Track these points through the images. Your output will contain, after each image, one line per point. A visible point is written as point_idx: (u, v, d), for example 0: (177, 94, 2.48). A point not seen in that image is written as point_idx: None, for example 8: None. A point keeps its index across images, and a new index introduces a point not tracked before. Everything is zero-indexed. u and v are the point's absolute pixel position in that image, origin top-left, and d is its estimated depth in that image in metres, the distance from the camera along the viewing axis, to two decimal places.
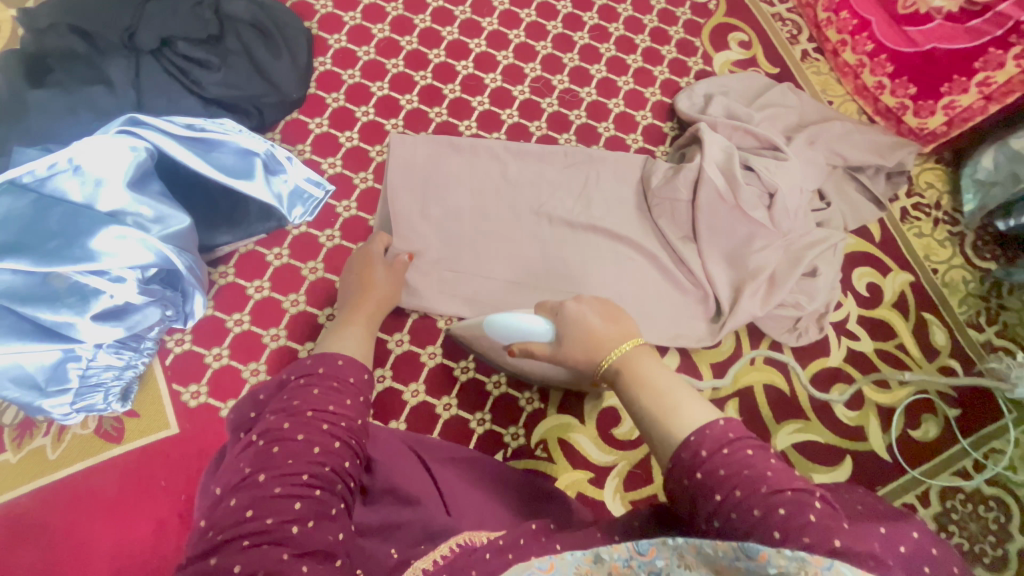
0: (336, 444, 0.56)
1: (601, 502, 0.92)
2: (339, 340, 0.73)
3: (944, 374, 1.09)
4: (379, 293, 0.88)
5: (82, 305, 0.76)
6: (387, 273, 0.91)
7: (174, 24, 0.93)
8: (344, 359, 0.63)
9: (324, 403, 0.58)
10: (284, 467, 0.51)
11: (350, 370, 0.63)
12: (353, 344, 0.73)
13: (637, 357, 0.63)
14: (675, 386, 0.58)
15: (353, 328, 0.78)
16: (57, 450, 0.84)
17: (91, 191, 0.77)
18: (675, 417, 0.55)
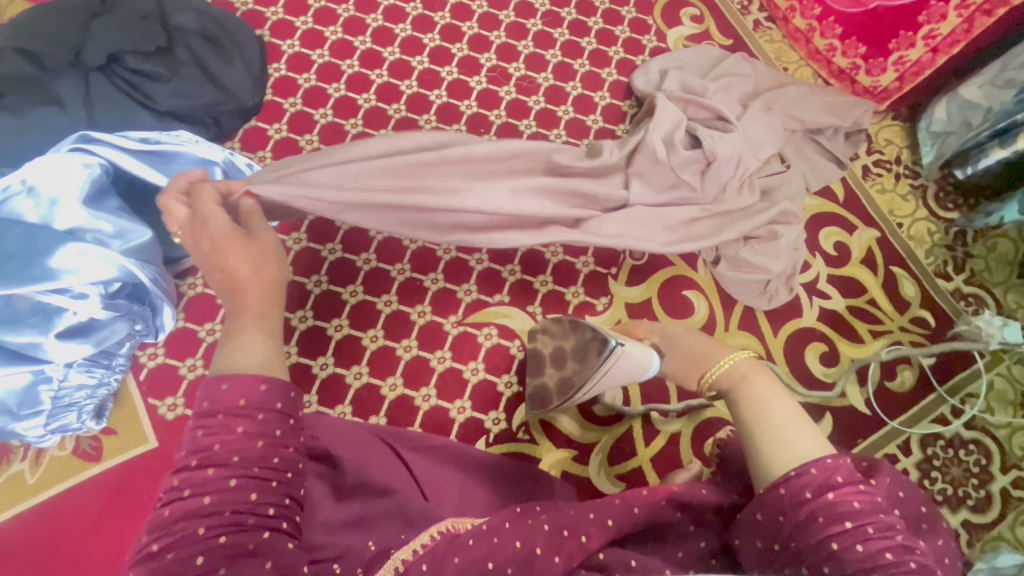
0: (232, 482, 0.43)
1: (586, 479, 0.93)
2: (236, 353, 0.50)
3: (916, 325, 1.11)
4: (259, 260, 0.61)
5: (46, 324, 0.77)
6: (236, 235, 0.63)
7: (121, 39, 0.93)
8: (230, 383, 0.47)
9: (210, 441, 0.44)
10: (176, 531, 0.40)
11: (239, 390, 0.46)
12: (257, 350, 0.51)
13: (754, 379, 0.64)
14: (793, 414, 0.58)
15: (249, 328, 0.54)
16: (35, 474, 0.83)
17: (47, 211, 0.78)
18: (782, 441, 0.55)
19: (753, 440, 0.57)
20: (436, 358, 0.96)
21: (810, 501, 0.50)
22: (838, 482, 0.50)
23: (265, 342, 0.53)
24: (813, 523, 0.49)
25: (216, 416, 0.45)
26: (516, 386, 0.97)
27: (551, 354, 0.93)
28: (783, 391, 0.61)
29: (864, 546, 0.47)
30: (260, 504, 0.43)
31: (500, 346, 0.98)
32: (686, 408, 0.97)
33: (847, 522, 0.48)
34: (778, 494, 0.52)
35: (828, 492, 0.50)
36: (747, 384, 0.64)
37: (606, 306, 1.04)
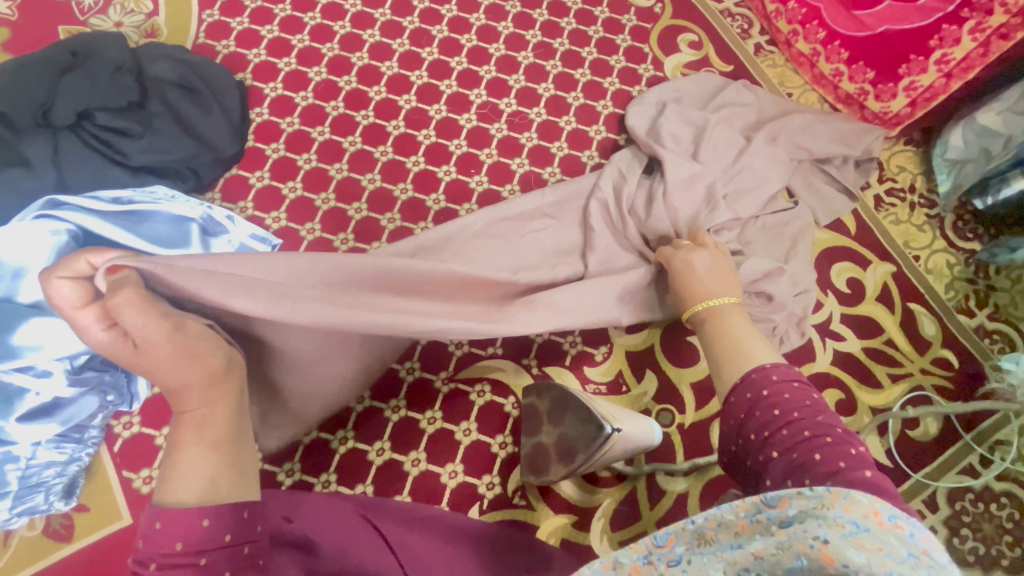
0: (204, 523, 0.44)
1: (587, 547, 0.87)
2: (175, 481, 0.47)
3: (937, 366, 1.04)
4: (189, 358, 0.53)
5: (7, 408, 0.74)
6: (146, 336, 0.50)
7: (92, 96, 0.91)
8: (162, 519, 0.44)
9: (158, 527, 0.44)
10: None
11: (177, 531, 0.43)
12: (196, 473, 0.47)
13: (725, 312, 0.67)
14: (751, 334, 0.62)
15: (190, 447, 0.49)
16: (3, 557, 0.79)
17: (10, 284, 0.75)
18: (740, 357, 0.58)
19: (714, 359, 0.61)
20: (426, 419, 0.91)
21: (751, 398, 0.53)
22: (772, 379, 0.53)
23: (207, 459, 0.49)
24: (751, 417, 0.52)
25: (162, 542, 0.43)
26: (511, 447, 0.91)
27: (549, 410, 0.87)
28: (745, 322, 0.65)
29: (788, 430, 0.49)
30: None
31: (493, 404, 0.93)
32: (695, 466, 0.91)
33: (776, 409, 0.51)
34: (729, 403, 0.55)
35: (763, 389, 0.53)
36: (716, 317, 0.67)
37: (605, 356, 0.98)
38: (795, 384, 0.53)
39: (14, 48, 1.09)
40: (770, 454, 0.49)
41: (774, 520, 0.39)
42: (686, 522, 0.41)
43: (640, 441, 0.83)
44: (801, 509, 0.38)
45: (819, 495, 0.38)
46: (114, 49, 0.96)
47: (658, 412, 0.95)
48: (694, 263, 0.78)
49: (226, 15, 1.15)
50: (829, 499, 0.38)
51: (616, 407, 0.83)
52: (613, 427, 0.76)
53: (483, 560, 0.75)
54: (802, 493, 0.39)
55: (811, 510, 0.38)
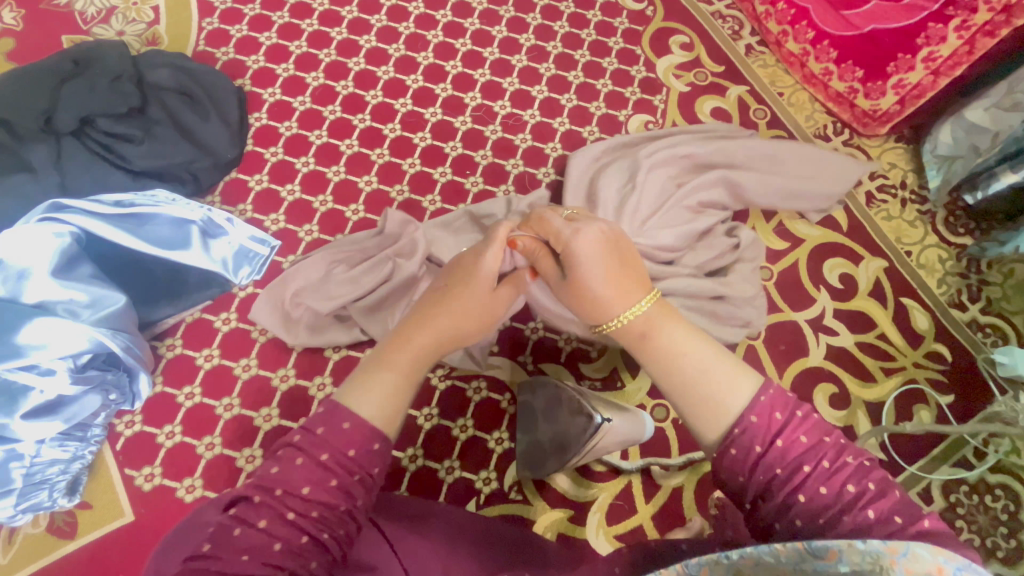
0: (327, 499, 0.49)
1: (584, 541, 0.87)
2: (365, 390, 0.56)
3: (931, 359, 1.05)
4: (478, 323, 0.70)
5: (12, 405, 0.75)
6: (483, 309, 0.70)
7: (93, 103, 0.93)
8: (351, 423, 0.53)
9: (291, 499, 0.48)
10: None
11: (351, 439, 0.52)
12: (380, 400, 0.56)
13: (664, 329, 0.60)
14: (712, 357, 0.56)
15: (393, 373, 0.59)
16: (8, 553, 0.80)
17: (14, 285, 0.76)
18: (715, 402, 0.53)
19: (679, 402, 0.56)
20: (423, 416, 0.93)
21: (760, 454, 0.49)
22: (778, 421, 0.49)
23: (394, 398, 0.58)
24: (773, 477, 0.48)
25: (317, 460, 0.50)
26: (507, 442, 0.92)
27: (543, 405, 0.87)
28: (699, 338, 0.59)
29: (823, 488, 0.46)
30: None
31: (490, 400, 0.94)
32: (689, 459, 0.92)
33: (805, 467, 0.47)
34: (731, 455, 0.50)
35: (776, 438, 0.49)
36: (664, 341, 0.59)
37: (600, 353, 0.99)
38: (798, 413, 0.50)
39: (18, 57, 1.12)
40: (815, 520, 0.46)
41: (819, 570, 0.40)
42: (720, 555, 0.42)
43: (633, 434, 0.84)
44: (852, 566, 0.39)
45: (875, 552, 0.39)
46: (115, 57, 0.98)
47: (654, 407, 0.97)
48: (585, 251, 0.66)
49: (225, 23, 1.17)
50: (886, 556, 0.39)
51: (607, 401, 0.84)
52: (602, 416, 0.77)
53: (480, 547, 0.76)
54: (853, 545, 0.40)
55: (863, 569, 0.39)
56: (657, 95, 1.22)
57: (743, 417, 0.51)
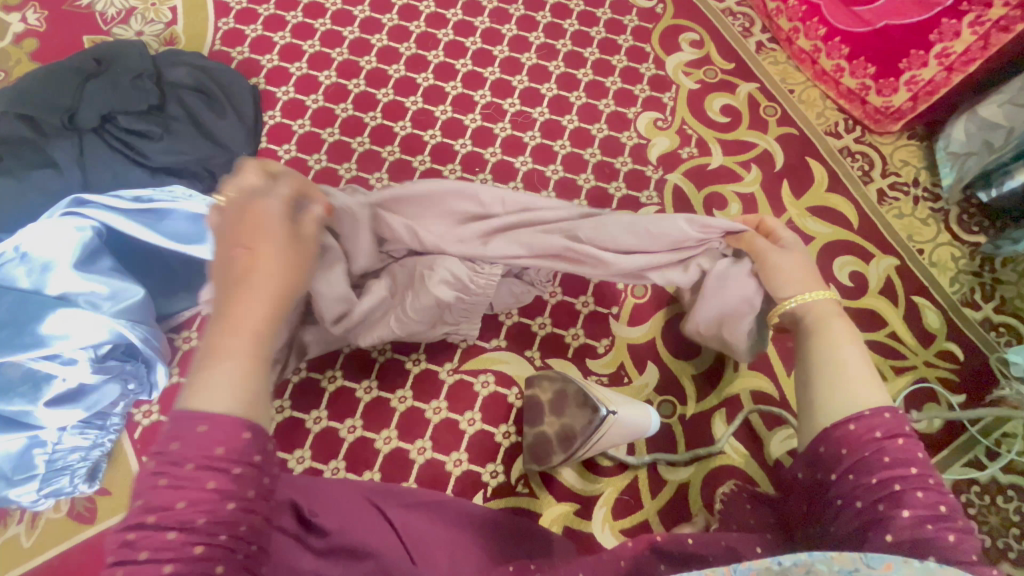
0: (196, 551, 0.39)
1: (590, 535, 0.88)
2: (211, 385, 0.44)
3: (942, 358, 1.04)
4: (280, 270, 0.52)
5: (35, 393, 0.78)
6: (286, 240, 0.53)
7: (114, 100, 0.96)
8: (210, 424, 0.43)
9: (137, 549, 0.39)
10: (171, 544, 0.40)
11: (223, 437, 0.43)
12: (236, 387, 0.45)
13: (824, 323, 0.63)
14: (861, 364, 0.57)
15: (235, 351, 0.46)
16: (31, 537, 0.83)
17: (39, 277, 0.79)
18: (848, 394, 0.55)
19: (811, 380, 0.58)
20: (431, 409, 0.94)
21: (880, 440, 0.51)
22: (906, 431, 0.52)
23: (250, 371, 0.46)
24: (879, 460, 0.50)
25: (184, 465, 0.42)
26: (514, 436, 0.93)
27: (551, 400, 0.88)
28: (853, 341, 0.60)
29: (923, 495, 0.48)
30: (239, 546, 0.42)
31: (498, 394, 0.95)
32: (695, 455, 0.93)
33: (914, 467, 0.49)
34: (849, 430, 0.52)
35: (898, 437, 0.51)
36: (824, 330, 0.62)
37: (607, 349, 1.00)
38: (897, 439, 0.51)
39: (42, 57, 1.15)
40: (898, 512, 0.47)
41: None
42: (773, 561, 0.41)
43: (640, 426, 0.85)
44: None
45: (928, 568, 0.40)
46: (136, 56, 1.01)
47: (660, 403, 0.97)
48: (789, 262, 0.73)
49: (241, 23, 1.20)
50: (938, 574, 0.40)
51: (612, 393, 0.85)
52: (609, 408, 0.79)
53: (485, 539, 0.78)
54: (910, 562, 0.40)
55: None
56: (666, 92, 1.22)
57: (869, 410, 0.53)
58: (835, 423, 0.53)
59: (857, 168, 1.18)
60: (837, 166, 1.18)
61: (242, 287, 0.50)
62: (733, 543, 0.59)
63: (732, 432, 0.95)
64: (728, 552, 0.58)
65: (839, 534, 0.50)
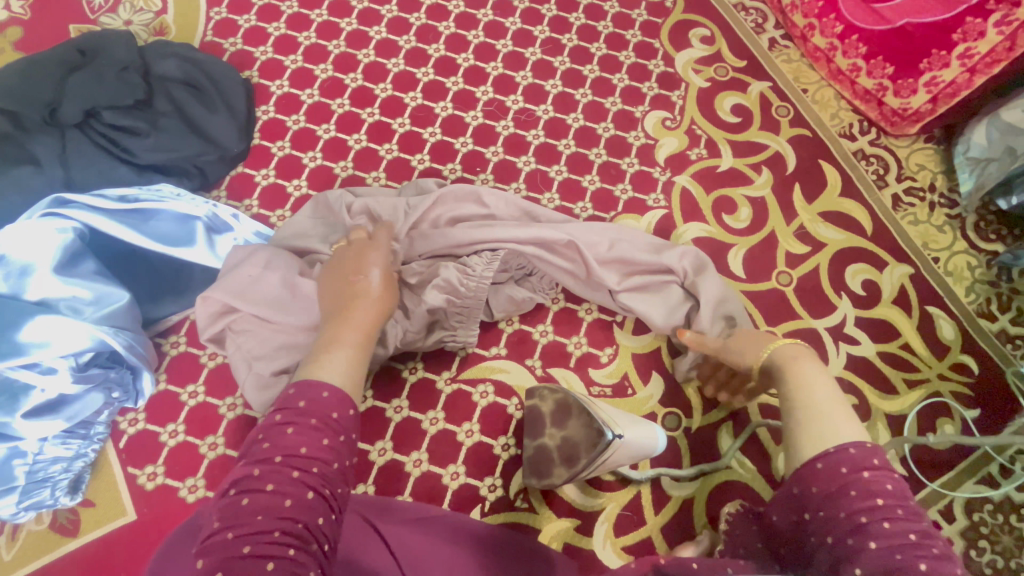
0: (309, 494, 0.48)
1: (591, 552, 0.85)
2: (327, 365, 0.59)
3: (956, 371, 1.01)
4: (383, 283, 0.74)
5: (12, 404, 0.74)
6: (387, 273, 0.76)
7: (98, 94, 0.92)
8: (331, 391, 0.55)
9: (263, 482, 0.48)
10: (256, 520, 0.46)
11: (335, 403, 0.55)
12: (345, 371, 0.60)
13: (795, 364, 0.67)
14: (834, 400, 0.60)
15: (347, 344, 0.64)
16: (11, 550, 0.80)
17: (17, 282, 0.75)
18: (824, 433, 0.56)
19: (791, 423, 0.59)
20: (428, 420, 0.91)
21: (845, 476, 0.52)
22: (874, 464, 0.52)
23: (354, 361, 0.62)
24: (845, 495, 0.51)
25: (310, 418, 0.53)
26: (514, 449, 0.90)
27: (551, 413, 0.85)
28: (824, 379, 0.64)
29: (890, 524, 0.48)
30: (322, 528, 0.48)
31: (497, 404, 0.92)
32: (700, 470, 0.90)
33: (880, 499, 0.49)
34: (815, 469, 0.54)
35: (864, 470, 0.52)
36: (795, 370, 0.66)
37: (611, 358, 0.96)
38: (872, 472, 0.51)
39: (26, 47, 1.11)
40: (865, 544, 0.47)
41: None
42: None
43: (646, 447, 0.81)
44: None
45: None
46: (121, 47, 0.97)
47: (665, 415, 0.94)
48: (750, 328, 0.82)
49: (234, 12, 1.15)
50: None
51: (618, 412, 0.82)
52: (614, 433, 0.74)
53: (482, 557, 0.75)
54: None
55: None
56: (675, 91, 1.18)
57: (843, 446, 0.54)
58: (804, 462, 0.55)
59: (871, 172, 1.14)
60: (851, 169, 1.14)
61: (354, 302, 0.71)
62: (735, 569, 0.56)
63: (738, 446, 0.92)
64: None
65: (819, 569, 0.50)
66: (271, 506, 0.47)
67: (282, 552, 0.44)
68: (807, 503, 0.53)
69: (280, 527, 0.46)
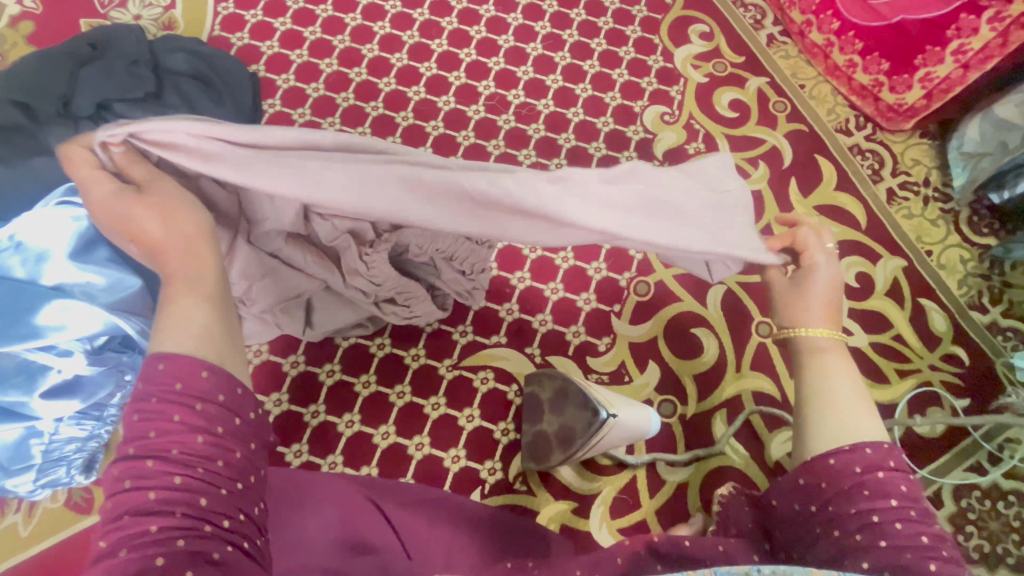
0: (178, 478, 0.40)
1: (587, 533, 0.88)
2: (162, 332, 0.46)
3: (947, 362, 1.03)
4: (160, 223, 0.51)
5: (30, 384, 0.77)
6: (163, 215, 0.52)
7: (110, 87, 0.94)
8: (166, 360, 0.43)
9: (122, 479, 0.40)
10: (130, 525, 0.39)
11: (180, 369, 0.43)
12: (188, 324, 0.46)
13: (827, 357, 0.62)
14: (855, 393, 0.59)
15: (180, 296, 0.48)
16: (28, 526, 0.84)
17: (34, 267, 0.76)
18: (838, 428, 0.56)
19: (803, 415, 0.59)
20: (430, 405, 0.93)
21: (859, 474, 0.52)
22: (890, 465, 0.52)
23: (197, 311, 0.47)
24: (858, 494, 0.51)
25: (151, 398, 0.42)
26: (513, 433, 0.93)
27: (550, 398, 0.88)
28: (851, 377, 0.61)
29: (888, 517, 0.49)
30: (211, 509, 0.40)
31: (497, 391, 0.95)
32: (695, 455, 0.92)
33: (894, 499, 0.50)
34: (830, 464, 0.53)
35: (878, 469, 0.52)
36: (817, 363, 0.62)
37: (609, 346, 0.99)
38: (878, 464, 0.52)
39: (38, 41, 1.13)
40: (876, 541, 0.48)
41: None
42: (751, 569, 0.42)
43: (638, 429, 0.84)
44: None
45: None
46: (131, 42, 0.99)
47: (661, 402, 0.96)
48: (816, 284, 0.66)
49: (242, 8, 1.17)
50: None
51: (612, 395, 0.84)
52: (608, 412, 0.77)
53: (481, 537, 0.78)
54: None
55: None
56: (674, 86, 1.19)
57: (855, 445, 0.54)
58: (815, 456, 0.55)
59: (866, 167, 1.15)
60: (846, 164, 1.16)
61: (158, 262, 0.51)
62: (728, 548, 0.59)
63: (733, 432, 0.94)
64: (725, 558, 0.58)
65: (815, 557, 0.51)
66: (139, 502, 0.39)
67: (169, 547, 0.38)
68: (816, 496, 0.54)
69: (157, 521, 0.38)
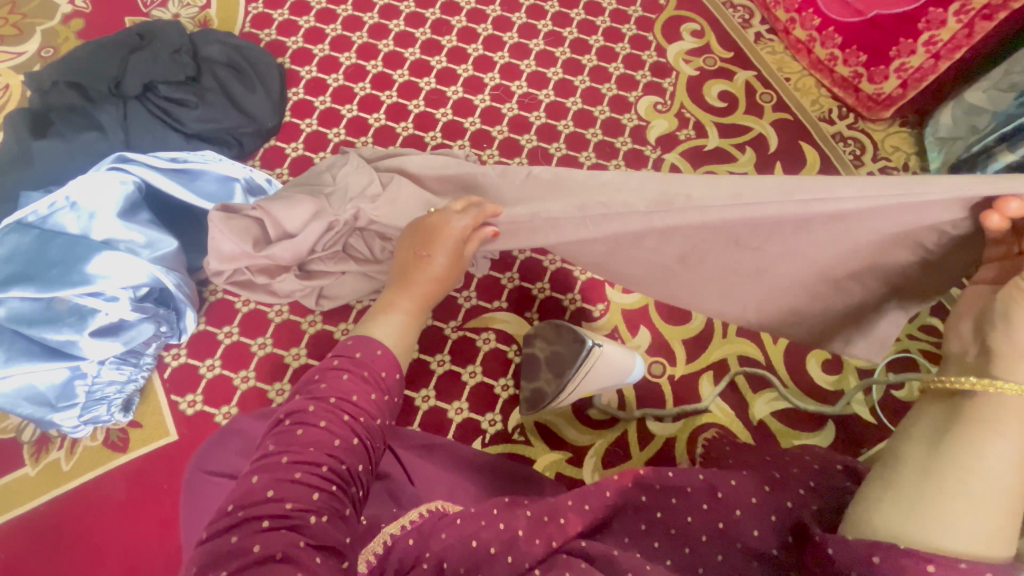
0: (354, 441, 0.50)
1: (579, 480, 0.94)
2: (381, 324, 0.63)
3: (926, 332, 1.08)
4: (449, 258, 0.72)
5: (81, 323, 0.86)
6: (455, 256, 0.73)
7: (155, 71, 1.05)
8: (382, 350, 0.57)
9: (315, 417, 0.50)
10: (306, 454, 0.47)
11: (384, 363, 0.56)
12: (396, 333, 0.63)
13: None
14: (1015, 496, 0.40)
15: (402, 308, 0.67)
16: (70, 462, 0.91)
17: (86, 223, 0.88)
18: (956, 523, 0.40)
19: (919, 479, 0.43)
20: (436, 360, 1.01)
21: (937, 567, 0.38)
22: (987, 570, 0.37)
23: (408, 325, 0.66)
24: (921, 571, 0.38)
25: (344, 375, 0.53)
26: (512, 389, 1.00)
27: (547, 357, 0.96)
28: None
29: None
30: (359, 476, 0.50)
31: (497, 349, 1.02)
32: (681, 412, 0.99)
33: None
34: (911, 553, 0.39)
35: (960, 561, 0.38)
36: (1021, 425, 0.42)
37: (602, 312, 1.06)
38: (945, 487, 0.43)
39: (87, 36, 1.25)
40: None
41: None
42: None
43: (624, 368, 0.92)
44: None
45: None
46: (174, 33, 1.10)
47: (650, 363, 1.03)
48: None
49: (270, 8, 1.29)
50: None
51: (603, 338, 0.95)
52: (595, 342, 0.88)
53: (482, 476, 0.84)
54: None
55: None
56: (667, 78, 1.28)
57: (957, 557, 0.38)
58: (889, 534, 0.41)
59: (848, 152, 1.23)
60: (829, 149, 1.23)
61: (409, 274, 0.71)
62: (728, 525, 0.54)
63: (718, 392, 1.01)
64: (706, 488, 0.58)
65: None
66: (321, 441, 0.48)
67: (325, 485, 0.46)
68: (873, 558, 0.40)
69: (328, 463, 0.47)
